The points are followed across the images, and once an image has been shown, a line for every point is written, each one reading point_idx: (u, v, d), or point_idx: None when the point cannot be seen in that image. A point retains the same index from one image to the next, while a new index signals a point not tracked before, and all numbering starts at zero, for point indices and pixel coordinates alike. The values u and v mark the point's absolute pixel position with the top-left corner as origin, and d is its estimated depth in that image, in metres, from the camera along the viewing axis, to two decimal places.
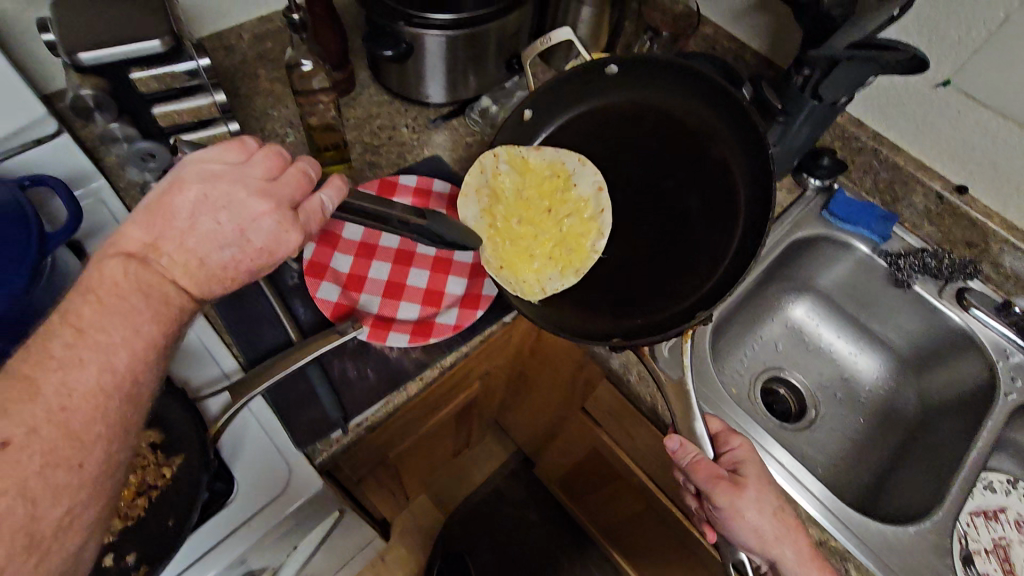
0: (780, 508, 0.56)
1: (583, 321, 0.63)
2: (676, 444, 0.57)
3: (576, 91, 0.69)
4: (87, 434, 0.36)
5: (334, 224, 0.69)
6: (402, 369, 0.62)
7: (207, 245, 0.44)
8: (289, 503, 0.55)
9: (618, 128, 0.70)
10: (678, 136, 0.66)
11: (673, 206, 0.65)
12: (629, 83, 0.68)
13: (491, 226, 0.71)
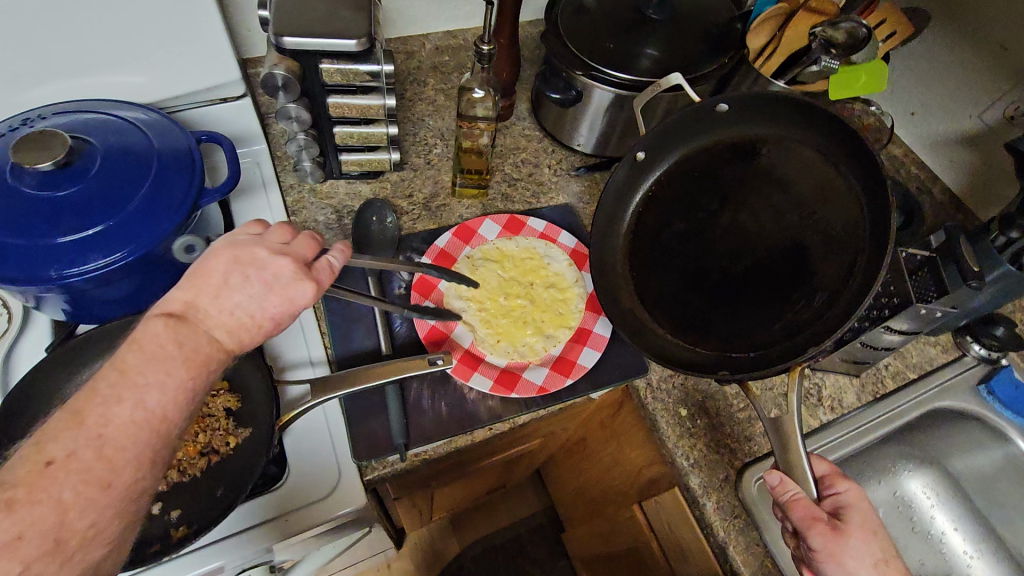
0: (884, 562, 0.48)
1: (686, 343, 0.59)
2: (774, 478, 0.51)
3: (689, 120, 0.62)
4: (117, 460, 0.33)
5: (453, 246, 0.69)
6: (475, 413, 0.59)
7: (228, 309, 0.39)
8: (329, 510, 0.54)
9: (731, 165, 0.62)
10: (803, 167, 0.58)
11: (788, 254, 0.57)
12: (742, 118, 0.61)
13: (484, 312, 0.64)
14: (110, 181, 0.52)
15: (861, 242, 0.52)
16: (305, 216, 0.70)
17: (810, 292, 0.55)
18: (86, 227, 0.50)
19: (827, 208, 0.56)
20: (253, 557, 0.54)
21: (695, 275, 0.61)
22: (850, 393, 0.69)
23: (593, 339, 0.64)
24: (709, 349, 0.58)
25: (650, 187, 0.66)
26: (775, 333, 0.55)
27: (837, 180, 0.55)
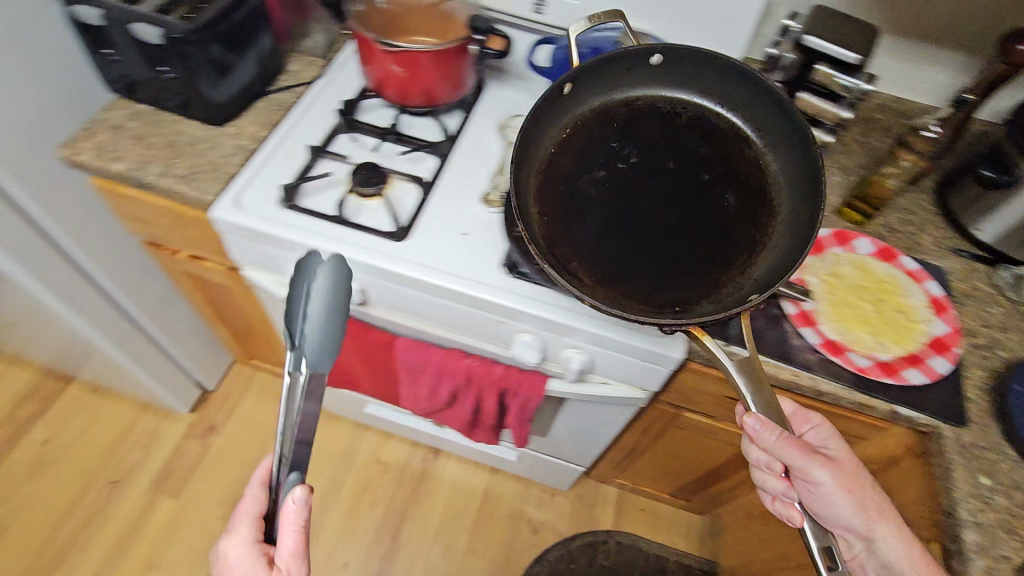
0: (869, 491, 0.64)
1: (634, 275, 0.66)
2: (753, 421, 0.57)
3: (626, 60, 0.73)
4: None
5: (827, 240, 0.79)
6: (792, 354, 0.70)
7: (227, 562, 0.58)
8: (657, 344, 0.70)
9: (644, 120, 0.75)
10: (694, 133, 0.75)
11: (676, 193, 0.70)
12: (672, 71, 0.75)
13: (830, 295, 0.74)
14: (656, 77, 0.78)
15: (783, 208, 0.70)
16: None
17: (697, 250, 0.67)
18: (625, 90, 0.76)
19: (742, 184, 0.71)
20: (592, 343, 0.73)
21: (607, 236, 0.68)
22: None
23: (925, 368, 0.69)
24: (630, 288, 0.65)
25: (563, 129, 0.74)
26: (654, 279, 0.66)
27: (733, 161, 0.73)
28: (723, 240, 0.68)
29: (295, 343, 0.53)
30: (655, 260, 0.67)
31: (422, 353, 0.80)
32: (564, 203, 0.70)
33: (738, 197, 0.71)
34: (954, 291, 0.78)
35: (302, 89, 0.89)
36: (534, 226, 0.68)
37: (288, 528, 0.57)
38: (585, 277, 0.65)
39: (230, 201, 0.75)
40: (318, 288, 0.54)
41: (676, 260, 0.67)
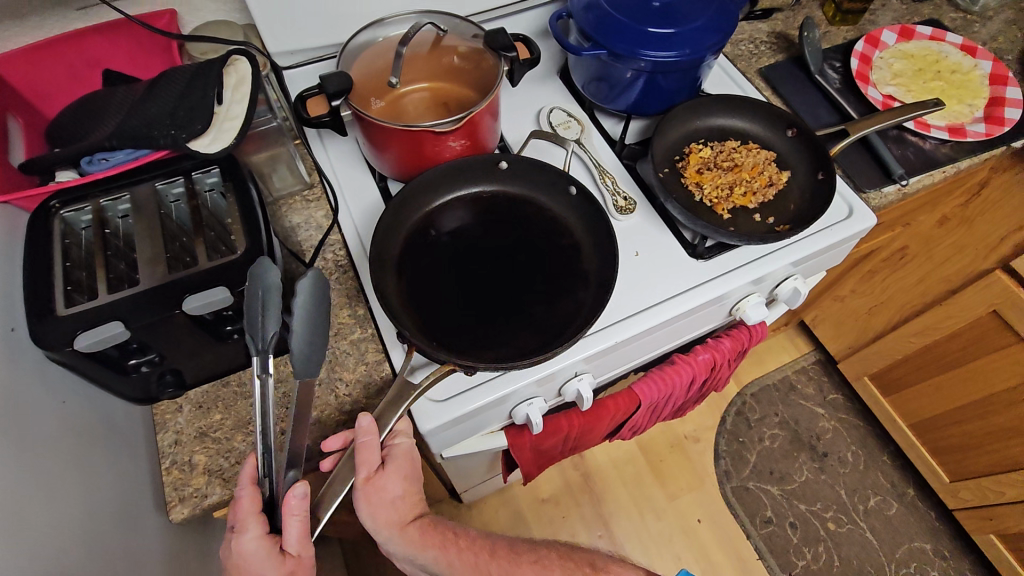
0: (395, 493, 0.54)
1: (441, 295, 0.62)
2: (364, 419, 0.52)
3: (549, 178, 0.69)
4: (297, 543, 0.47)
5: (866, 50, 0.85)
6: (937, 158, 0.76)
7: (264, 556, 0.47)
8: (855, 224, 0.72)
9: (526, 220, 0.68)
10: (571, 252, 0.66)
11: (527, 269, 0.65)
12: (578, 210, 0.68)
13: (909, 91, 0.82)
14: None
15: (524, 335, 0.60)
16: (730, 47, 0.89)
17: (477, 326, 0.60)
18: (671, 27, 0.70)
19: (538, 313, 0.61)
20: (801, 262, 0.72)
21: (445, 283, 0.63)
22: None
23: (1010, 103, 0.80)
24: (427, 304, 0.61)
25: (484, 188, 0.70)
26: (442, 335, 0.59)
27: (554, 305, 0.62)
28: (507, 304, 0.62)
29: (264, 342, 0.47)
30: (443, 295, 0.62)
31: (666, 382, 0.73)
32: (431, 234, 0.67)
33: (531, 327, 0.60)
34: (953, 33, 0.90)
35: (335, 235, 0.69)
36: (392, 278, 0.62)
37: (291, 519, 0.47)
38: (397, 291, 0.62)
39: (424, 399, 0.59)
40: (300, 308, 0.50)
41: (474, 305, 0.62)
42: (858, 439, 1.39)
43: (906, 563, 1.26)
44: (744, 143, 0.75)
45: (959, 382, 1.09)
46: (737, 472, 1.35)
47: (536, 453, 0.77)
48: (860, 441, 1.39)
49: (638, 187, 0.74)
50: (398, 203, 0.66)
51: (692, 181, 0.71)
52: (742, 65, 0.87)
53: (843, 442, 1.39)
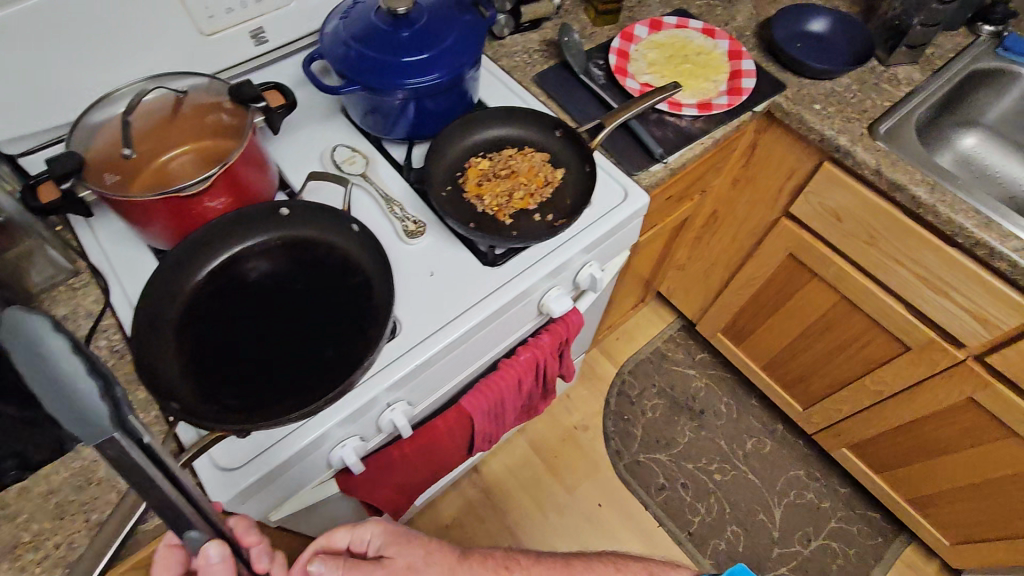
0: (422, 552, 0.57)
1: (224, 352, 0.60)
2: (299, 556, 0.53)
3: (331, 219, 0.67)
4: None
5: (622, 45, 0.93)
6: (692, 132, 0.84)
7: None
8: (631, 206, 0.78)
9: (317, 262, 0.66)
10: (360, 290, 0.65)
11: (317, 315, 0.63)
12: (365, 245, 0.67)
13: (662, 76, 0.90)
14: (443, 17, 0.75)
15: (307, 382, 0.59)
16: (506, 59, 0.94)
17: (260, 379, 0.59)
18: (421, 52, 0.73)
19: (322, 358, 0.61)
20: (592, 249, 0.77)
21: (239, 347, 0.61)
22: (916, 74, 0.97)
23: (746, 74, 0.90)
24: (207, 363, 0.59)
25: (271, 236, 0.66)
26: (222, 396, 0.57)
27: (340, 348, 0.61)
28: (291, 354, 0.61)
29: None
30: (226, 353, 0.60)
31: (492, 390, 0.76)
32: (213, 294, 0.64)
33: (315, 373, 0.60)
34: (699, 19, 1.01)
35: (109, 317, 0.65)
36: (170, 344, 0.60)
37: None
38: (175, 356, 0.59)
39: (220, 470, 0.57)
40: None
41: (259, 359, 0.60)
42: (728, 390, 1.51)
43: (786, 493, 1.37)
44: (521, 148, 0.79)
45: (783, 321, 1.21)
46: (628, 448, 1.41)
47: (387, 488, 0.76)
48: (730, 392, 1.50)
49: (428, 207, 0.76)
50: (165, 270, 0.63)
51: (473, 195, 0.74)
52: (519, 74, 0.92)
53: (716, 396, 1.50)
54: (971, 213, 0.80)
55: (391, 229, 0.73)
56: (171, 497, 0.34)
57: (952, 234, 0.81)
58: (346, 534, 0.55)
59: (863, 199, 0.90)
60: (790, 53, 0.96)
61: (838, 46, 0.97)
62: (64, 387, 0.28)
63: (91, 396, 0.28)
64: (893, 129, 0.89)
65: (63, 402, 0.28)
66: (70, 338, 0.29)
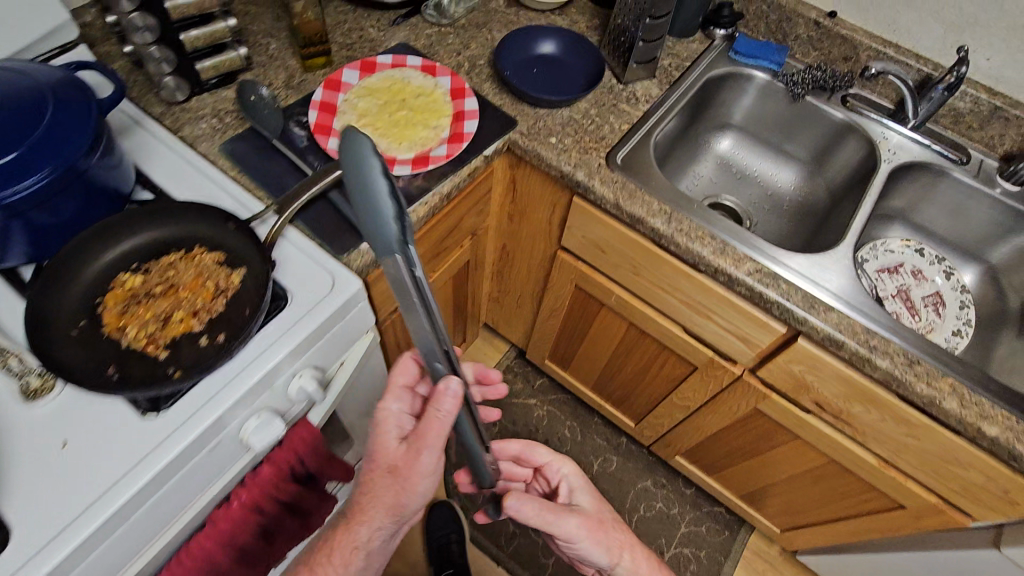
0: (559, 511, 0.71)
1: None
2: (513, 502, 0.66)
3: None
4: (403, 470, 0.62)
5: (328, 97, 0.80)
6: (409, 194, 0.74)
7: (436, 434, 0.57)
8: (337, 298, 0.66)
9: None
10: None
11: None
12: None
13: (374, 129, 0.78)
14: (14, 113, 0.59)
15: None
16: (190, 129, 0.79)
17: None
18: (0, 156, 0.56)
19: None
20: (298, 358, 0.65)
21: None
22: (654, 89, 0.93)
23: (468, 115, 0.81)
24: None
25: None
26: None
27: None
28: None
29: None
30: None
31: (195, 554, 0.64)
32: None
33: None
34: (425, 53, 0.91)
35: None
36: None
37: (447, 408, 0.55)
38: None
39: None
40: None
41: None
42: (570, 412, 1.46)
43: (635, 509, 1.35)
44: (186, 249, 0.65)
45: (591, 346, 1.17)
46: (473, 500, 1.33)
47: None
48: (572, 414, 1.46)
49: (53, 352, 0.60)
50: None
51: (113, 327, 0.59)
52: (206, 145, 0.77)
53: (559, 421, 1.45)
54: (707, 240, 0.77)
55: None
56: (428, 326, 0.49)
57: (694, 262, 0.78)
58: (546, 455, 0.81)
59: (615, 231, 0.85)
60: (521, 84, 0.87)
61: (573, 67, 0.92)
62: (373, 189, 0.43)
63: (390, 203, 0.44)
64: (629, 157, 0.84)
65: (366, 197, 0.44)
66: (377, 157, 0.44)
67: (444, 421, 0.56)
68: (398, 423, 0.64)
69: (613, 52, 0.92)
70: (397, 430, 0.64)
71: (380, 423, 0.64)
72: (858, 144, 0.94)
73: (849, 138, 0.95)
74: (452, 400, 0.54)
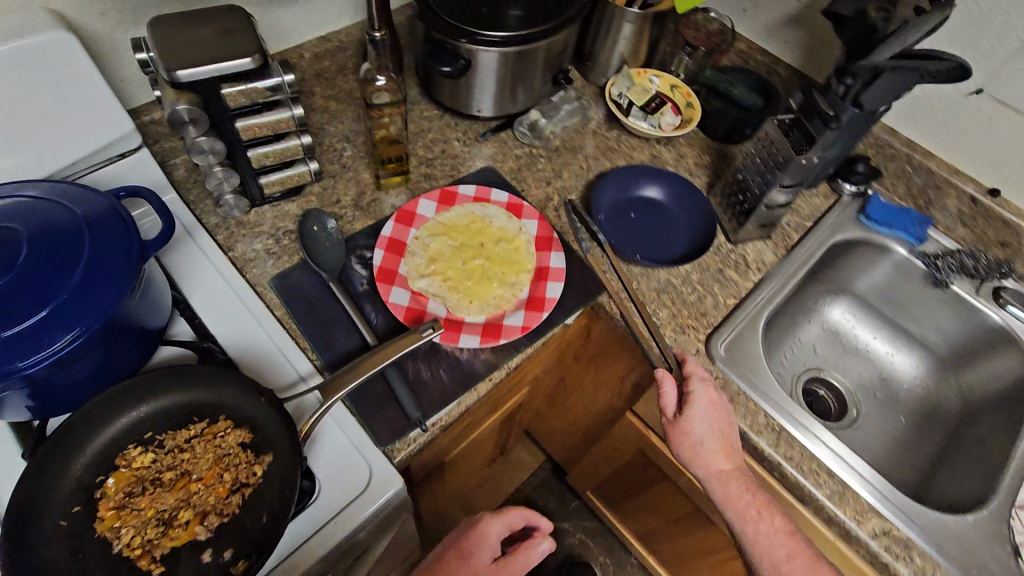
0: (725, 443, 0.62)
1: None
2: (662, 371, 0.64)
3: None
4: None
5: (398, 231, 0.71)
6: (473, 371, 0.63)
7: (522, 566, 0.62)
8: (371, 502, 0.56)
9: None
10: None
11: None
12: None
13: (444, 281, 0.68)
14: (45, 262, 0.52)
15: None
16: (242, 249, 0.71)
17: None
18: (16, 323, 0.49)
19: None
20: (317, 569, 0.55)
21: None
22: (768, 253, 0.80)
23: (553, 274, 0.70)
24: None
25: None
26: None
27: None
28: None
29: None
30: None
31: None
32: None
33: None
34: (512, 180, 0.81)
35: None
36: None
37: (530, 545, 0.63)
38: None
39: None
40: None
41: None
42: (606, 548, 1.31)
43: None
44: (208, 421, 0.55)
45: (644, 503, 1.03)
46: None
47: None
48: (608, 550, 1.31)
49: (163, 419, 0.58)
50: None
51: (107, 525, 0.50)
52: (256, 273, 0.69)
53: (592, 556, 1.30)
54: (823, 477, 0.63)
55: None
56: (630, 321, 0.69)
57: (800, 496, 0.64)
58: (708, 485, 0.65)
59: None
60: (614, 238, 0.76)
61: (674, 221, 0.80)
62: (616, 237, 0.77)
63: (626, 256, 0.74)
64: (733, 346, 0.70)
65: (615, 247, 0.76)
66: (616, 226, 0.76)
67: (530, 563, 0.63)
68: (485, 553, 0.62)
69: (726, 204, 0.81)
70: (493, 551, 0.63)
71: (477, 541, 0.63)
72: (1015, 353, 0.78)
73: (1004, 343, 0.79)
74: (539, 554, 0.64)
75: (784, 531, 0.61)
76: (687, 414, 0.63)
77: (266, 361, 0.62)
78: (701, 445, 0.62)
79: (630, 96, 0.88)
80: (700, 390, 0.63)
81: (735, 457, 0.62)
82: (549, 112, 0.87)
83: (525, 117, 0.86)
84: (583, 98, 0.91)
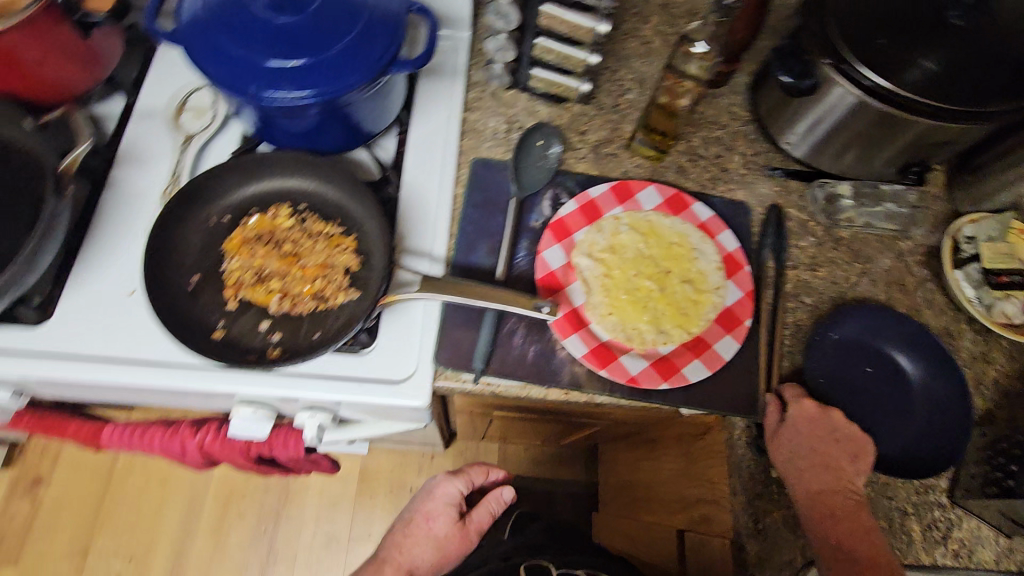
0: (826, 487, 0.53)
1: None
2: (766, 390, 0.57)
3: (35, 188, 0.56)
4: (448, 542, 0.76)
5: (606, 201, 0.65)
6: (557, 373, 0.57)
7: (483, 513, 0.78)
8: (394, 396, 0.56)
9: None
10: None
11: None
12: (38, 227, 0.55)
13: (604, 276, 0.61)
14: (319, 24, 0.56)
15: None
16: (477, 116, 0.71)
17: None
18: (274, 57, 0.55)
19: None
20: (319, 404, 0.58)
21: None
22: (987, 549, 0.55)
23: (708, 356, 0.58)
24: None
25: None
26: None
27: None
28: None
29: None
30: None
31: (137, 438, 0.64)
32: None
33: None
34: (760, 234, 0.67)
35: None
36: None
37: (485, 503, 0.79)
38: None
39: None
40: None
41: None
42: None
43: None
44: (343, 232, 0.60)
45: None
46: None
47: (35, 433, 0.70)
48: None
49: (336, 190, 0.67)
50: None
51: (231, 246, 0.59)
52: (470, 142, 0.69)
53: None
54: None
55: (152, 211, 0.62)
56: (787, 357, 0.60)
57: None
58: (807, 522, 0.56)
59: None
60: (816, 355, 0.60)
61: (902, 414, 0.58)
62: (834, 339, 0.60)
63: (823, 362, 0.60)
64: None
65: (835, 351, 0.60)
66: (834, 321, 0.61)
67: (493, 511, 0.79)
68: (447, 502, 0.78)
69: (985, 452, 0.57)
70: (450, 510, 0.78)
71: (433, 496, 0.80)
72: None
73: None
74: (498, 502, 0.79)
75: (879, 562, 0.51)
76: (785, 428, 0.55)
77: (416, 220, 0.63)
78: (792, 463, 0.54)
79: (982, 248, 0.66)
80: (803, 409, 0.56)
81: (837, 481, 0.53)
82: (864, 199, 0.69)
83: (831, 182, 0.69)
84: (920, 209, 0.69)
